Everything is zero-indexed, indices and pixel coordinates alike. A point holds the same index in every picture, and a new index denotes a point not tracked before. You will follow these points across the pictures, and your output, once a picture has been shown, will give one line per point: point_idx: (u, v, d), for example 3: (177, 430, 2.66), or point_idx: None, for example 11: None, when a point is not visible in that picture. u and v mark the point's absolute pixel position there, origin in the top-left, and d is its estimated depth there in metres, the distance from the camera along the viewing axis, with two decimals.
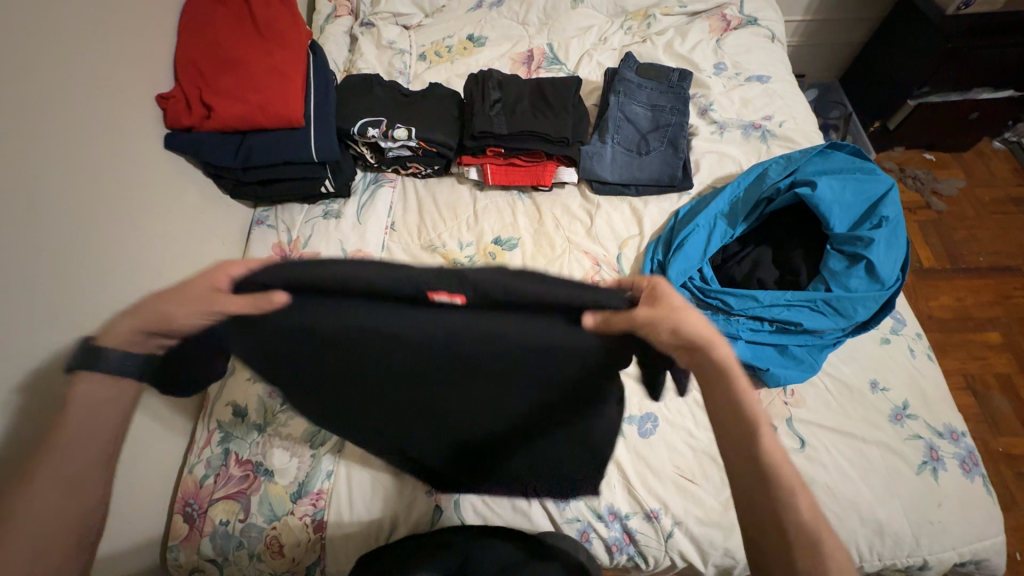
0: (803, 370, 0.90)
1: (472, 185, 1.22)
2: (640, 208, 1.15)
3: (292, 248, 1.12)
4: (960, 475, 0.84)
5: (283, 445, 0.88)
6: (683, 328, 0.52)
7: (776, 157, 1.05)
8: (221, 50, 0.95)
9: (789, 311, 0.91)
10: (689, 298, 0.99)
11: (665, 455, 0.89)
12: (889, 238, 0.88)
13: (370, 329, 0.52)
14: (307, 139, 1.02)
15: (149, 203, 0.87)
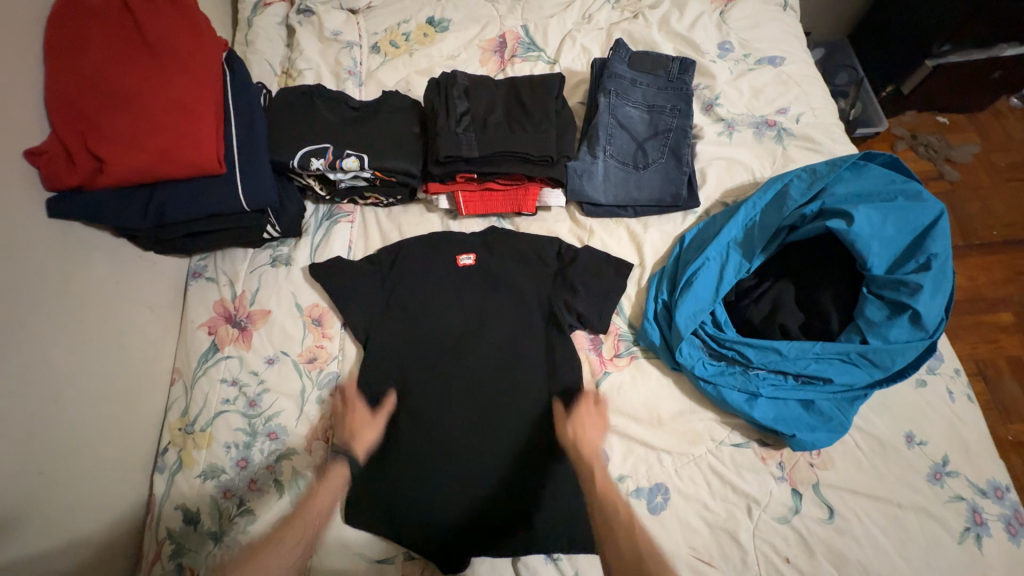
0: (831, 431, 0.79)
1: (443, 213, 1.05)
2: (639, 233, 1.00)
3: (237, 306, 0.96)
4: (1005, 540, 0.75)
5: (245, 557, 0.77)
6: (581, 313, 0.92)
7: (797, 171, 0.88)
8: (107, 85, 0.76)
9: (815, 365, 0.79)
10: (699, 348, 0.86)
11: (679, 534, 0.79)
12: (937, 279, 0.74)
13: (403, 301, 0.95)
14: (231, 184, 0.84)
15: (24, 294, 0.71)
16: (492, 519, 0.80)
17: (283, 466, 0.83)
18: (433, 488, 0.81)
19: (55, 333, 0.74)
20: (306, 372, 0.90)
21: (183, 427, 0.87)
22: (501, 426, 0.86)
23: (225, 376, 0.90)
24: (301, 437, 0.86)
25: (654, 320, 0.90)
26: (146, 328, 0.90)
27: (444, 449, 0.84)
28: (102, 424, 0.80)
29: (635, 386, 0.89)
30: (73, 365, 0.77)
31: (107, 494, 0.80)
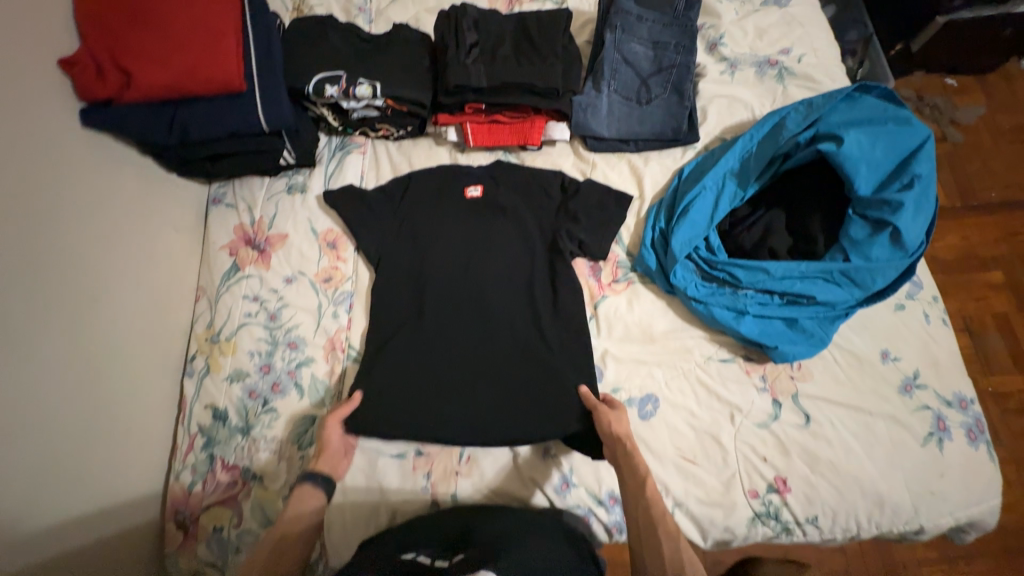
0: (813, 345, 0.85)
1: (451, 146, 1.08)
2: (640, 166, 1.04)
3: (256, 230, 1.01)
4: (965, 444, 0.82)
5: (270, 448, 0.84)
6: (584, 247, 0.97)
7: (794, 104, 0.92)
8: (133, 3, 0.80)
9: (801, 284, 0.84)
10: (693, 271, 0.91)
11: (666, 437, 0.86)
12: (919, 199, 0.79)
13: (416, 229, 0.99)
14: (250, 105, 0.87)
15: (58, 199, 0.76)
16: (494, 422, 0.87)
17: (302, 372, 0.90)
18: (441, 393, 0.89)
19: (88, 239, 0.80)
20: (322, 290, 0.96)
21: (210, 337, 0.94)
22: (504, 342, 0.92)
23: (247, 293, 0.96)
24: (318, 347, 0.92)
25: (651, 247, 0.95)
26: (171, 245, 0.95)
27: (451, 362, 0.90)
28: (136, 329, 0.87)
29: (631, 308, 0.94)
30: (106, 271, 0.83)
31: (144, 392, 0.87)
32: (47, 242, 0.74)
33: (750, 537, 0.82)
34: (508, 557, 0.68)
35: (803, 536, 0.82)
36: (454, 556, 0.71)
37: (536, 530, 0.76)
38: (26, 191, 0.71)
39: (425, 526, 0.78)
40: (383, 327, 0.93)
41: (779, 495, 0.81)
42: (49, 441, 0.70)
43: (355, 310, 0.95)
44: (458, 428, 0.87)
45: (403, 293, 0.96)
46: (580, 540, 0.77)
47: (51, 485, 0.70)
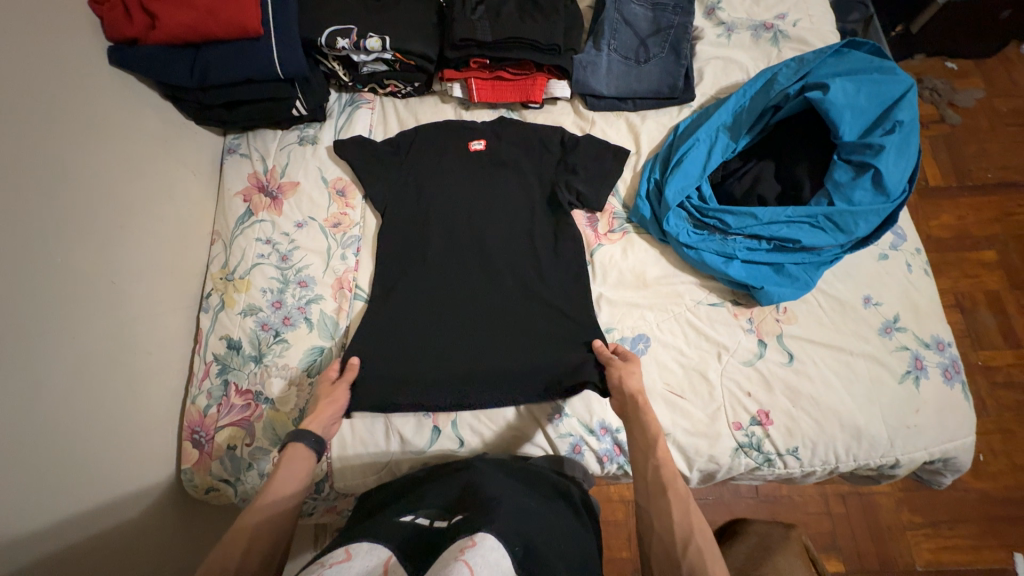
0: (797, 288, 0.89)
1: (456, 104, 1.13)
2: (637, 123, 1.08)
3: (269, 178, 1.06)
4: (941, 382, 0.86)
5: (281, 374, 0.90)
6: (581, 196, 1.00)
7: (786, 60, 0.96)
8: None
9: (786, 228, 0.88)
10: (685, 219, 0.95)
11: (656, 373, 0.90)
12: (900, 145, 0.84)
13: (420, 180, 1.04)
14: (267, 52, 0.93)
15: (85, 128, 0.81)
16: (491, 358, 0.92)
17: (312, 308, 0.95)
18: (442, 331, 0.94)
19: (114, 169, 0.85)
20: (331, 234, 1.01)
21: (225, 275, 0.99)
22: (502, 285, 0.96)
23: (259, 235, 1.01)
24: (328, 286, 0.97)
25: (646, 198, 0.99)
26: (189, 187, 1.01)
27: (450, 303, 0.95)
28: (155, 260, 0.91)
29: (625, 256, 0.98)
30: (132, 202, 0.88)
31: (163, 319, 0.92)
32: (75, 165, 0.79)
33: (733, 468, 0.87)
34: (508, 518, 0.63)
35: (784, 467, 0.86)
36: (453, 516, 0.66)
37: (530, 491, 0.74)
38: (56, 116, 0.77)
39: (417, 494, 0.75)
40: (386, 269, 0.98)
41: (761, 428, 0.86)
42: (82, 347, 0.76)
43: (362, 254, 1.00)
44: (457, 363, 0.91)
45: (406, 238, 1.00)
46: (568, 491, 0.78)
47: (83, 389, 0.75)
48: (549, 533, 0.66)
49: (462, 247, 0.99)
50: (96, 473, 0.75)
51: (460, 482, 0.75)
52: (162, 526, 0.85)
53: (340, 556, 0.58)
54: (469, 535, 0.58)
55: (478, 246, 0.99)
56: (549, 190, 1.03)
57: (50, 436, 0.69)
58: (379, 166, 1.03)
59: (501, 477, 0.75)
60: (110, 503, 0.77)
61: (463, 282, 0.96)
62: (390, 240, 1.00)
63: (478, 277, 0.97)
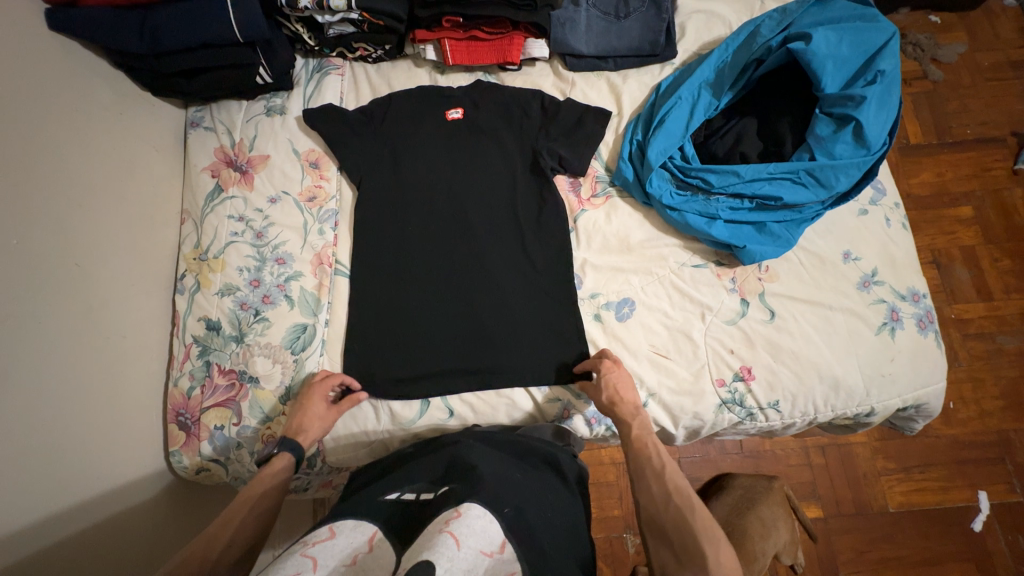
0: (779, 246, 0.89)
1: (430, 68, 1.08)
2: (619, 84, 1.04)
3: (237, 152, 1.01)
4: (915, 332, 0.89)
5: (264, 353, 0.88)
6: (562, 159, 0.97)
7: (769, 11, 0.93)
8: None
9: (769, 186, 0.88)
10: (668, 180, 0.93)
11: (642, 336, 0.91)
12: (881, 96, 0.83)
13: (396, 150, 1.00)
14: (221, 12, 0.86)
15: (29, 99, 0.76)
16: (478, 331, 0.91)
17: (292, 285, 0.92)
18: (427, 304, 0.93)
19: (66, 144, 0.80)
20: (306, 209, 0.97)
21: (198, 256, 0.96)
22: (487, 256, 0.95)
23: (231, 213, 0.97)
24: (306, 262, 0.94)
25: (628, 161, 0.98)
26: (152, 166, 0.96)
27: (433, 277, 0.94)
28: (122, 241, 0.88)
29: (609, 221, 0.97)
30: (90, 180, 0.83)
31: (136, 302, 0.89)
32: (21, 140, 0.73)
33: (717, 424, 0.90)
34: (493, 489, 0.64)
35: (765, 420, 0.89)
36: (439, 488, 0.67)
37: (518, 462, 0.75)
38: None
39: (405, 470, 0.75)
40: (365, 244, 0.95)
41: (744, 383, 0.88)
42: (50, 333, 0.73)
43: (339, 229, 0.97)
44: (444, 336, 0.91)
45: (385, 210, 0.97)
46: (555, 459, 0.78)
47: (55, 376, 0.73)
48: (536, 504, 0.68)
49: (442, 219, 0.97)
50: (79, 457, 0.74)
51: (446, 455, 0.75)
52: (155, 506, 0.85)
53: (323, 534, 0.59)
54: (453, 508, 0.60)
55: (459, 219, 0.97)
56: (529, 157, 0.99)
57: (26, 426, 0.68)
58: (352, 138, 0.99)
59: (488, 450, 0.75)
60: (97, 486, 0.76)
61: (445, 255, 0.95)
62: (368, 214, 0.96)
63: (460, 249, 0.95)
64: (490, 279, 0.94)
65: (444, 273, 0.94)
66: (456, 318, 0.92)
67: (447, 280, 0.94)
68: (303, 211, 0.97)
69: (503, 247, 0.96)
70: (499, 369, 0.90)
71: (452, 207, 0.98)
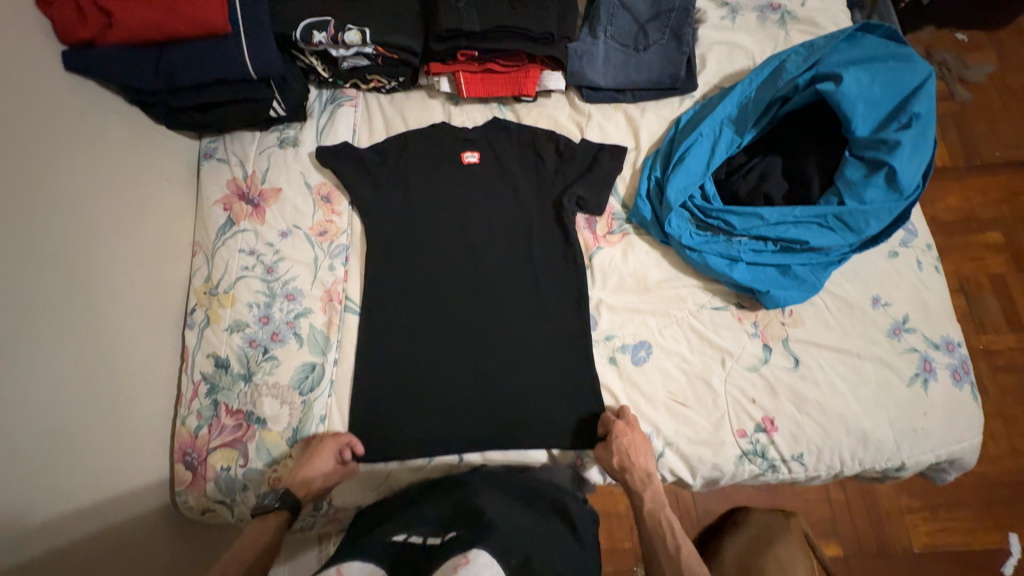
0: (804, 291, 0.86)
1: (445, 99, 1.06)
2: (637, 117, 1.02)
3: (249, 185, 1.00)
4: (950, 384, 0.84)
5: (272, 393, 0.87)
6: (583, 201, 0.96)
7: (795, 46, 0.90)
8: None
9: (794, 229, 0.84)
10: (687, 220, 0.90)
11: (659, 381, 0.88)
12: (916, 139, 0.79)
13: (409, 189, 0.99)
14: (236, 50, 0.85)
15: (46, 139, 0.75)
16: (488, 371, 0.90)
17: (301, 322, 0.91)
18: (437, 344, 0.92)
19: (81, 183, 0.80)
20: (317, 244, 0.96)
21: (208, 290, 0.95)
22: (500, 295, 0.94)
23: (243, 246, 0.97)
24: (316, 299, 0.93)
25: (646, 198, 0.95)
26: (167, 200, 0.96)
27: (443, 315, 0.93)
28: (133, 277, 0.87)
29: (625, 259, 0.95)
30: (104, 218, 0.83)
31: (146, 339, 0.88)
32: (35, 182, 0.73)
33: (737, 475, 0.86)
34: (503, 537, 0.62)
35: (788, 473, 0.85)
36: (447, 532, 0.64)
37: (527, 509, 0.73)
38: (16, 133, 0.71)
39: (413, 512, 0.73)
40: (377, 280, 0.94)
41: (766, 434, 0.85)
42: (60, 377, 0.73)
43: (351, 265, 0.96)
44: (456, 376, 0.90)
45: (398, 245, 0.96)
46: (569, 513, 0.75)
47: (64, 420, 0.72)
48: (548, 556, 0.65)
49: (452, 255, 0.96)
50: (84, 501, 0.74)
51: (453, 500, 0.72)
52: (161, 547, 0.84)
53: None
54: (463, 553, 0.58)
55: (472, 259, 0.96)
56: (542, 199, 0.99)
57: (34, 474, 0.67)
58: (364, 176, 0.99)
59: (496, 495, 0.72)
60: (103, 531, 0.75)
61: (456, 293, 0.94)
62: (379, 251, 0.95)
63: (470, 287, 0.94)
64: (501, 320, 0.92)
65: (455, 312, 0.93)
66: (467, 359, 0.91)
67: (458, 320, 0.92)
68: (315, 247, 0.96)
69: (518, 289, 0.94)
70: (510, 411, 0.88)
71: (462, 245, 0.96)
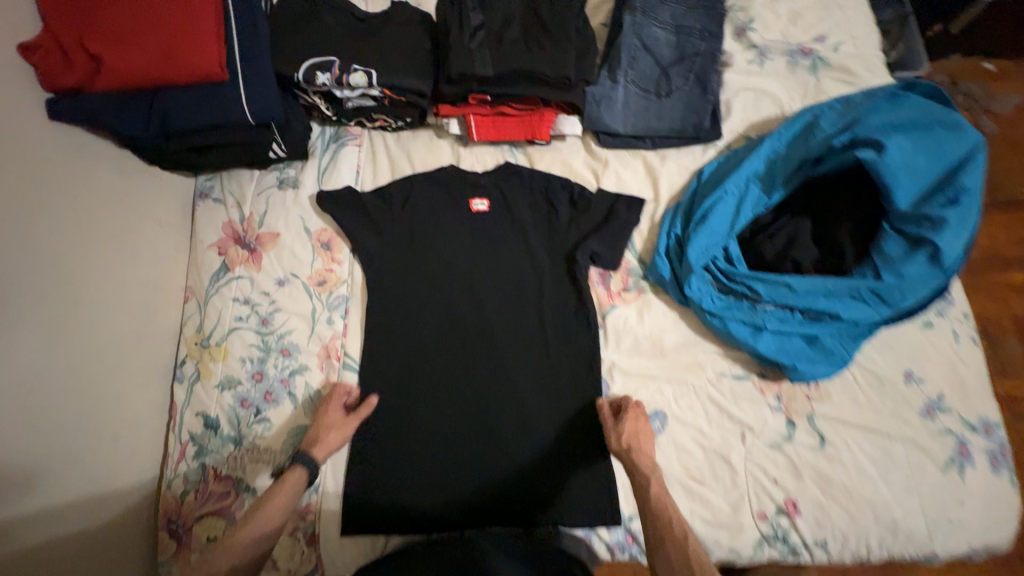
0: (831, 364, 0.80)
1: (453, 140, 1.01)
2: (656, 166, 0.96)
3: (246, 229, 0.95)
4: (988, 470, 0.78)
5: (263, 459, 0.82)
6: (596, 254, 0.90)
7: (831, 101, 0.85)
8: None
9: (825, 301, 0.79)
10: (709, 282, 0.85)
11: (673, 455, 0.83)
12: (961, 217, 0.75)
13: (413, 236, 0.94)
14: (233, 96, 0.80)
15: (20, 194, 0.70)
16: (492, 436, 0.84)
17: (296, 381, 0.86)
18: (439, 405, 0.86)
19: (64, 237, 0.75)
20: (316, 294, 0.91)
21: (199, 341, 0.90)
22: (507, 355, 0.88)
23: (237, 295, 0.92)
24: (313, 355, 0.88)
25: (665, 255, 0.89)
26: (158, 246, 0.91)
27: (446, 373, 0.87)
28: (115, 330, 0.82)
29: (640, 320, 0.89)
30: (81, 272, 0.78)
31: (131, 397, 0.83)
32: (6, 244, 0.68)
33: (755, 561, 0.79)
34: None
35: (811, 560, 0.79)
36: None
37: None
38: None
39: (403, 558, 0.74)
40: (376, 335, 0.89)
41: (788, 518, 0.79)
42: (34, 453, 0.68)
43: (350, 318, 0.91)
44: (458, 441, 0.84)
45: (400, 297, 0.91)
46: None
47: None
48: None
49: (457, 309, 0.91)
50: None
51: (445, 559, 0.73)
52: None
53: None
54: None
55: (477, 314, 0.90)
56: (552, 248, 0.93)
57: None
58: (366, 220, 0.93)
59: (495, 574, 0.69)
60: None
61: (460, 350, 0.88)
62: (380, 302, 0.90)
63: (475, 344, 0.89)
64: (507, 381, 0.87)
65: (459, 370, 0.88)
66: (470, 423, 0.85)
67: (461, 380, 0.87)
68: (314, 298, 0.91)
69: (525, 347, 0.89)
70: (514, 482, 0.83)
71: (468, 298, 0.91)
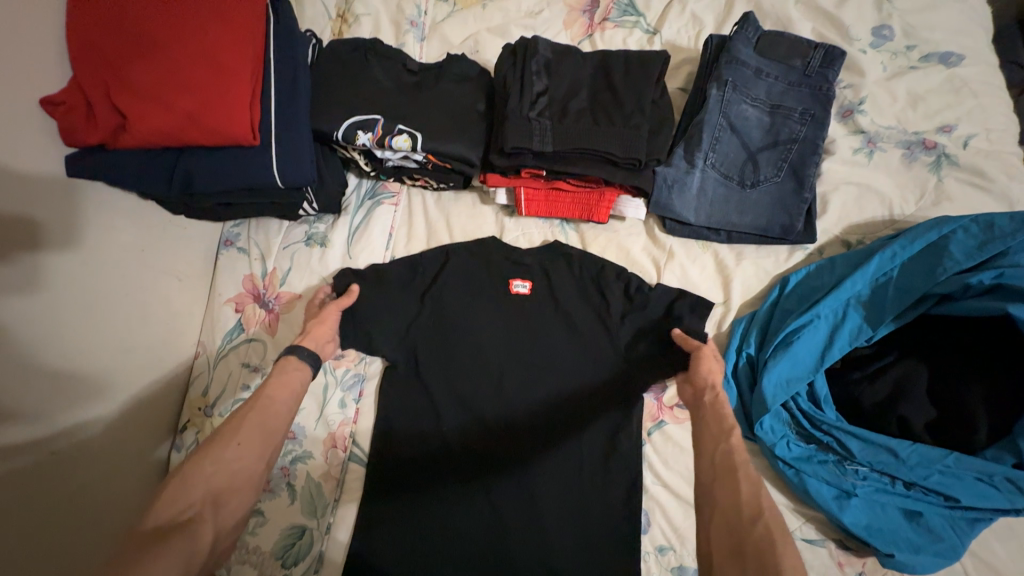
0: (940, 556, 0.63)
1: (499, 208, 0.91)
2: (730, 264, 0.82)
3: (266, 286, 0.88)
4: None
5: (253, 560, 0.74)
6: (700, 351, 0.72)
7: (966, 218, 0.69)
8: (134, 31, 0.70)
9: (941, 478, 0.65)
10: (786, 423, 0.71)
11: None
12: None
13: (444, 313, 0.81)
14: (265, 162, 0.76)
15: (25, 250, 0.64)
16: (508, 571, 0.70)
17: (297, 469, 0.78)
18: (447, 525, 0.72)
19: (71, 291, 0.69)
20: (329, 370, 0.82)
21: (204, 407, 0.83)
22: (532, 468, 0.75)
23: (248, 360, 0.84)
24: (319, 441, 0.79)
25: (732, 377, 0.75)
26: (170, 297, 0.83)
27: (461, 484, 0.74)
28: (119, 402, 0.75)
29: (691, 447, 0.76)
30: (89, 338, 0.71)
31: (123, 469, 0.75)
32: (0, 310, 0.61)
33: None
34: None
35: None
36: None
37: None
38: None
39: None
40: (388, 429, 0.77)
41: None
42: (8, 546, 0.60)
43: (363, 399, 0.81)
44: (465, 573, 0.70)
45: (416, 383, 0.79)
46: None
47: None
48: None
49: (484, 410, 0.77)
50: None
51: None
52: None
53: None
54: None
55: (505, 416, 0.77)
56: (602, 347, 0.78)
57: None
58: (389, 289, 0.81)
59: None
60: None
61: (481, 458, 0.75)
62: (398, 391, 0.79)
63: (500, 455, 0.75)
64: (533, 508, 0.73)
65: (476, 486, 0.74)
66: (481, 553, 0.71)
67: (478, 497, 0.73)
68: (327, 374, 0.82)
69: (558, 467, 0.74)
70: None
71: (497, 395, 0.78)
